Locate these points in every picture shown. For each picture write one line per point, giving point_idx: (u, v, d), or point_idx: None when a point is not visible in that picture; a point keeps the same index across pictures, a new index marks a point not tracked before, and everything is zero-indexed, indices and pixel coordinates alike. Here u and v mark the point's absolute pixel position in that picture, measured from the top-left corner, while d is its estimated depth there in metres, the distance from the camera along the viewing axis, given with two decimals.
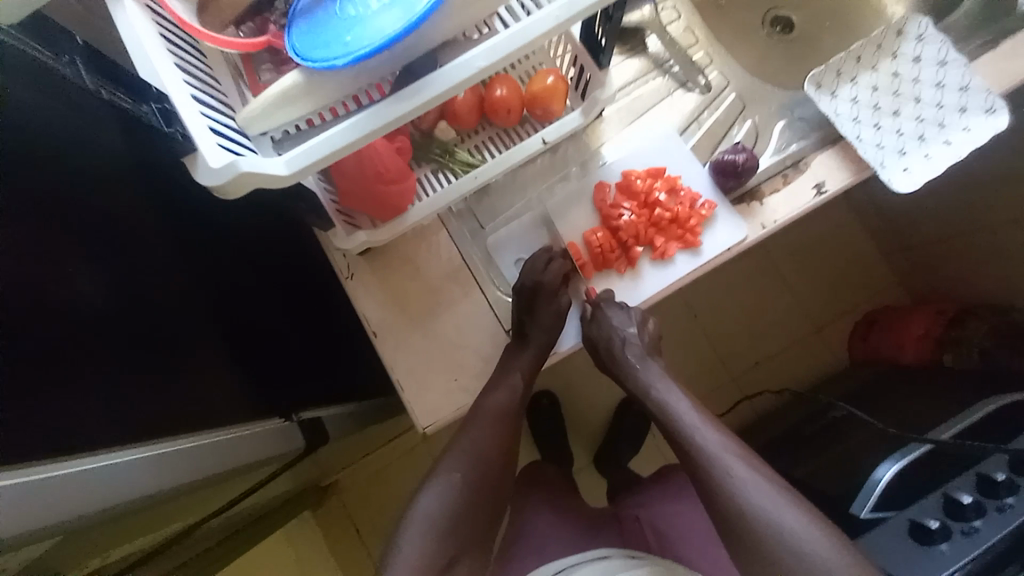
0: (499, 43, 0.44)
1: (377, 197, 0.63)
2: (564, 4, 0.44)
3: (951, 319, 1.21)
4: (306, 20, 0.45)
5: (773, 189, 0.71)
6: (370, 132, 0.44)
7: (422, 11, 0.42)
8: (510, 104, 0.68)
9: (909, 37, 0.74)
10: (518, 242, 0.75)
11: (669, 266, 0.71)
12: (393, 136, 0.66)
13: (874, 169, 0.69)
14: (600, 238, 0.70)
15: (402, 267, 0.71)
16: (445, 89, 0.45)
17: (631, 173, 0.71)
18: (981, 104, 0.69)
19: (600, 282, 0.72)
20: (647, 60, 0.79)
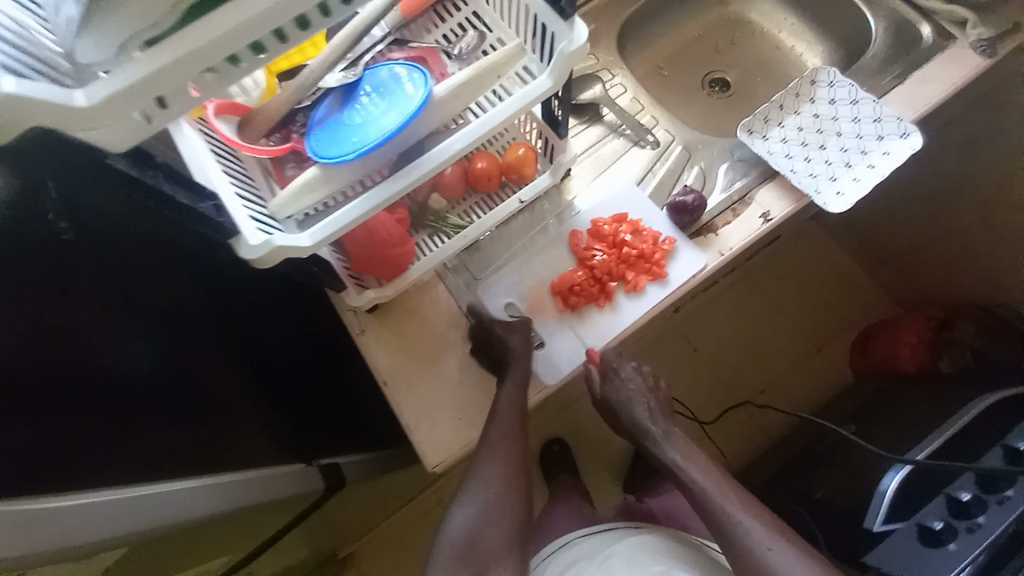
0: (472, 129, 0.56)
1: (381, 259, 0.74)
2: (519, 97, 0.56)
3: (940, 323, 1.29)
4: (321, 129, 0.58)
5: (725, 221, 0.81)
6: (373, 206, 0.55)
7: (408, 114, 0.54)
8: (490, 173, 0.81)
9: (822, 83, 0.86)
10: (506, 287, 0.83)
11: (641, 297, 0.79)
12: (394, 208, 0.77)
13: (811, 196, 0.80)
14: (576, 279, 0.79)
15: (407, 320, 0.81)
16: (432, 168, 0.56)
17: (599, 220, 0.82)
18: (894, 131, 0.81)
19: (582, 317, 0.80)
20: (604, 126, 0.92)
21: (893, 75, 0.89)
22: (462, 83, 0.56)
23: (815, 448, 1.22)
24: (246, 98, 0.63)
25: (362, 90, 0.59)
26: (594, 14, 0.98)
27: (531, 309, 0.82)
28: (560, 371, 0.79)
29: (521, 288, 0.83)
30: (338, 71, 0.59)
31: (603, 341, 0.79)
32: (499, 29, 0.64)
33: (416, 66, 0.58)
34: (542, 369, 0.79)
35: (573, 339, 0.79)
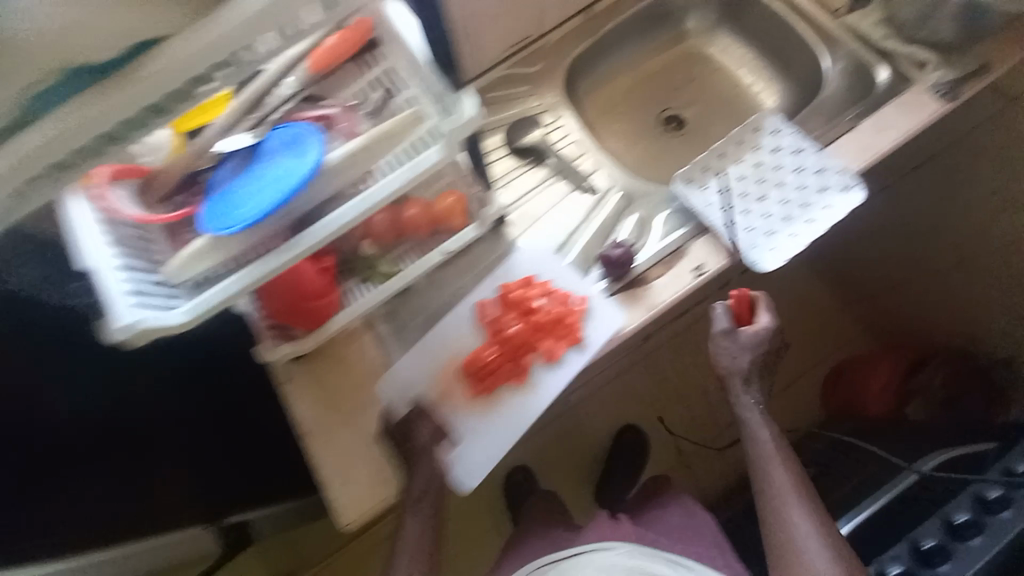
0: (360, 203, 0.59)
1: (301, 311, 0.74)
2: (409, 169, 0.59)
3: (910, 366, 1.31)
4: (215, 197, 0.57)
5: (659, 274, 0.80)
6: (257, 279, 0.58)
7: (287, 188, 0.54)
8: (419, 222, 0.80)
9: (766, 131, 0.84)
10: (414, 378, 0.80)
11: (558, 366, 0.79)
12: (318, 259, 0.77)
13: (744, 252, 0.77)
14: (484, 364, 0.79)
15: (332, 369, 0.81)
16: (321, 238, 0.59)
17: (507, 286, 0.81)
18: (837, 184, 0.78)
19: (503, 394, 0.79)
20: (550, 168, 0.91)
21: (846, 122, 0.85)
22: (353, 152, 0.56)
23: None
24: (153, 158, 0.59)
25: (260, 157, 0.59)
26: (541, 55, 0.96)
27: (440, 403, 0.80)
28: (477, 468, 0.78)
29: (429, 381, 0.80)
30: (236, 133, 0.60)
31: (527, 418, 0.78)
32: (410, 88, 0.61)
33: (314, 129, 0.59)
34: (456, 474, 0.78)
35: (497, 417, 0.79)
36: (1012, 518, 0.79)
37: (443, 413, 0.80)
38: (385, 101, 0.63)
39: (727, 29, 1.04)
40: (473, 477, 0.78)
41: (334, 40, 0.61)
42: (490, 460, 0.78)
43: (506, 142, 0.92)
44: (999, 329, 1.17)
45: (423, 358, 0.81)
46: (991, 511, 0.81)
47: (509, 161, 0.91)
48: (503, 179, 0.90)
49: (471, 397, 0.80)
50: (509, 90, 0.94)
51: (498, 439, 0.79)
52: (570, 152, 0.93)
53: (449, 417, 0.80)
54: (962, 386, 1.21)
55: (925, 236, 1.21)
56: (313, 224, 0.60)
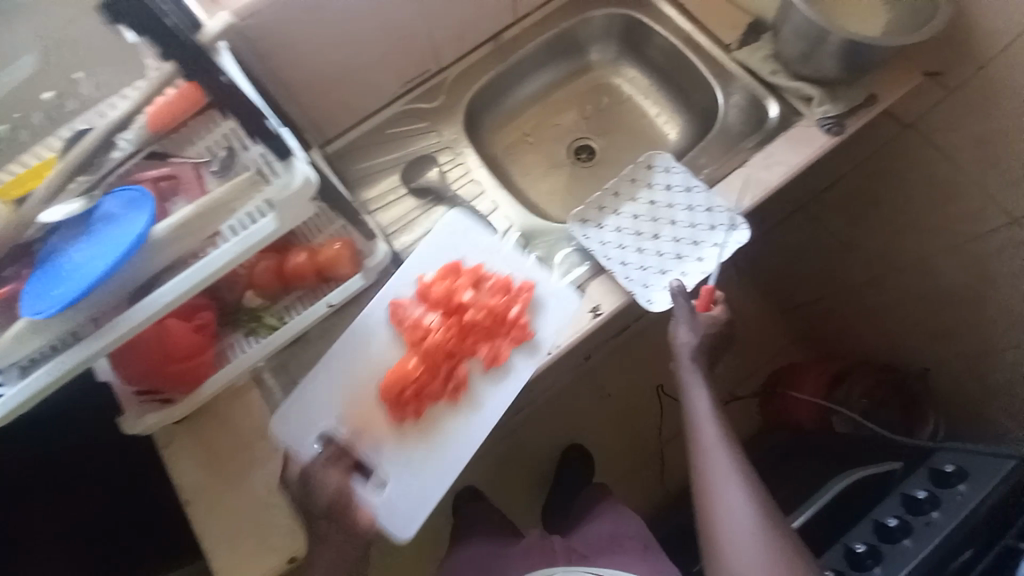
0: (193, 273, 0.56)
1: (170, 375, 0.70)
2: (236, 245, 0.55)
3: (835, 376, 1.27)
4: (37, 276, 0.54)
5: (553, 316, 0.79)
6: (87, 358, 0.56)
7: (98, 272, 0.51)
8: (303, 272, 0.75)
9: (658, 169, 0.84)
10: (329, 411, 0.77)
11: (496, 379, 0.78)
12: (194, 314, 0.72)
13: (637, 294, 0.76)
14: (411, 386, 0.76)
15: (216, 429, 0.75)
16: (154, 311, 0.56)
17: (428, 281, 0.79)
18: (724, 222, 0.79)
19: (457, 389, 0.77)
20: (448, 207, 0.89)
21: (739, 157, 0.86)
22: (181, 223, 0.54)
23: None
24: None
25: (89, 227, 0.55)
26: (440, 89, 0.94)
27: (360, 438, 0.77)
28: (412, 512, 0.75)
29: (346, 417, 0.77)
30: (62, 202, 0.56)
31: (494, 412, 0.77)
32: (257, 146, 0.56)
33: (144, 192, 0.55)
34: (390, 523, 0.75)
35: (458, 414, 0.77)
36: (913, 546, 0.77)
37: (368, 452, 0.76)
38: (231, 158, 0.58)
39: (630, 60, 1.04)
40: (409, 524, 0.75)
41: (170, 94, 0.57)
42: (428, 499, 0.75)
43: (403, 183, 0.89)
44: (910, 345, 1.20)
45: (314, 415, 0.77)
46: (894, 539, 0.79)
47: (407, 202, 0.88)
48: (399, 224, 0.88)
49: (396, 431, 0.77)
50: (408, 126, 0.92)
51: (462, 435, 0.77)
52: (467, 193, 0.91)
53: (374, 455, 0.76)
54: (886, 394, 1.18)
55: (837, 255, 1.24)
56: (145, 298, 0.57)
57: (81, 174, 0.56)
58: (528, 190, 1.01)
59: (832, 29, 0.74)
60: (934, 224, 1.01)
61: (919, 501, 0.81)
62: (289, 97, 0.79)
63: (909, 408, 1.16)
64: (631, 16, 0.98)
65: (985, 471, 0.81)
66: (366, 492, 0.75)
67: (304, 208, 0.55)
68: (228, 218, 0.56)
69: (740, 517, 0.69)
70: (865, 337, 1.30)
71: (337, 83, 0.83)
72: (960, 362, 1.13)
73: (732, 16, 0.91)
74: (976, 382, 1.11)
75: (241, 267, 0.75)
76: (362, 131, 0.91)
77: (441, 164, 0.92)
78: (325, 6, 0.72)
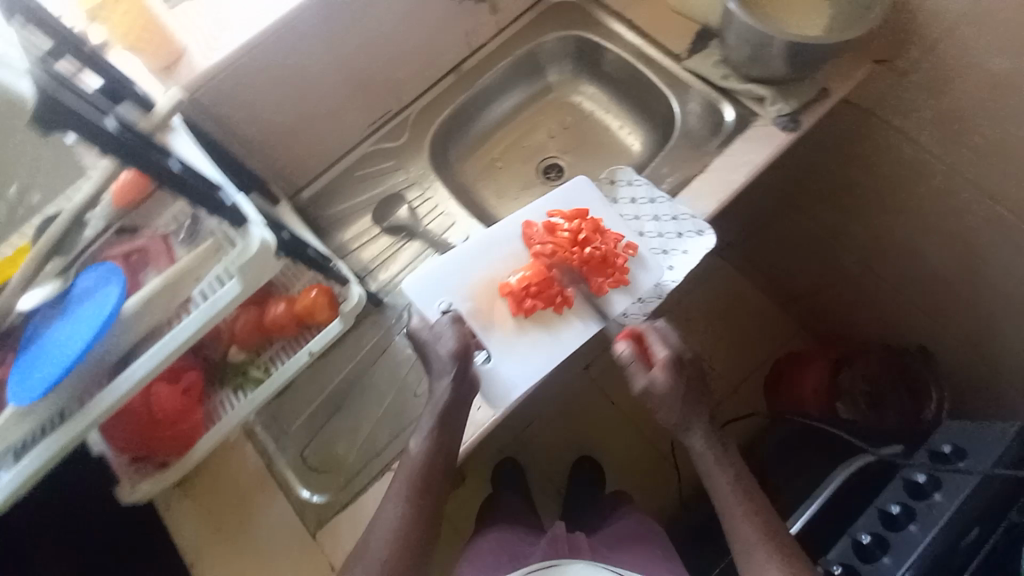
0: (166, 344, 0.57)
1: (161, 440, 0.70)
2: (201, 313, 0.57)
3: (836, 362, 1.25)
4: (20, 360, 0.55)
5: (541, 337, 0.77)
6: (70, 439, 0.56)
7: (74, 353, 0.52)
8: (282, 321, 0.77)
9: (622, 183, 0.89)
10: (458, 294, 0.78)
11: (597, 304, 0.79)
12: (181, 376, 0.73)
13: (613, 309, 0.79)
14: (525, 279, 0.77)
15: (215, 487, 0.76)
16: (131, 386, 0.57)
17: (557, 216, 0.81)
18: (692, 229, 0.81)
19: (540, 322, 0.78)
20: (422, 242, 0.91)
21: (701, 162, 0.87)
22: (149, 298, 0.56)
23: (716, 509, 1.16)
24: None
25: (63, 309, 0.56)
26: (403, 127, 0.96)
27: (473, 318, 0.77)
28: (510, 388, 0.74)
29: (473, 297, 0.78)
30: (38, 286, 0.57)
31: (562, 352, 0.76)
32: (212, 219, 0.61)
33: (114, 267, 0.56)
34: (489, 393, 0.74)
35: (544, 354, 0.76)
36: (919, 531, 0.75)
37: (481, 329, 0.77)
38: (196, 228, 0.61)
39: (587, 77, 1.06)
40: (507, 396, 0.74)
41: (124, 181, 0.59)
42: (529, 379, 0.75)
43: (376, 224, 0.93)
44: (902, 323, 1.20)
45: (307, 458, 0.80)
46: (899, 526, 0.77)
47: (382, 241, 0.92)
48: (376, 265, 0.91)
49: (505, 318, 0.78)
50: (376, 166, 0.94)
51: (532, 365, 0.75)
52: (438, 226, 0.91)
53: (485, 333, 0.77)
54: (888, 377, 1.18)
55: (817, 242, 1.25)
56: (124, 372, 0.58)
57: (54, 257, 0.58)
58: (502, 213, 1.03)
59: (772, 33, 0.76)
60: (904, 205, 1.02)
61: (920, 484, 0.80)
62: (253, 154, 0.81)
63: (913, 390, 1.16)
64: (581, 36, 1.00)
65: (986, 446, 0.79)
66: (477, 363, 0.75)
67: (263, 270, 0.55)
68: (198, 283, 0.58)
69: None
70: (855, 320, 1.30)
71: (299, 133, 0.84)
72: (954, 335, 1.12)
73: (678, 26, 0.95)
74: (973, 354, 1.11)
75: (223, 322, 0.78)
76: (331, 176, 0.93)
77: (411, 200, 0.93)
78: (276, 65, 0.74)
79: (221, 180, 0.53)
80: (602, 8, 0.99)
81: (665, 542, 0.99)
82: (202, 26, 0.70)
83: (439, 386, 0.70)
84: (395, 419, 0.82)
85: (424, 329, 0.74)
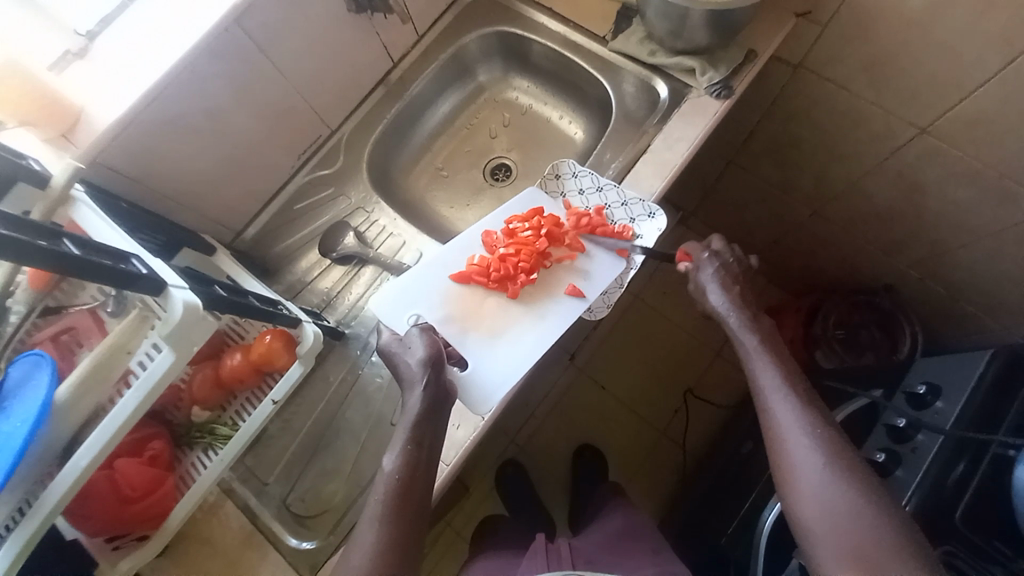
0: (111, 422, 0.54)
1: (132, 519, 0.65)
2: (140, 387, 0.54)
3: (809, 311, 1.27)
4: None
5: (485, 353, 0.75)
6: (26, 539, 0.52)
7: (13, 450, 0.49)
8: (240, 373, 0.75)
9: (567, 176, 0.85)
10: (428, 306, 0.78)
11: (561, 302, 0.79)
12: (145, 448, 0.69)
13: (549, 315, 0.78)
14: (494, 277, 0.77)
15: (198, 554, 0.72)
16: (76, 475, 0.53)
17: (513, 219, 0.82)
18: (642, 212, 0.81)
19: (509, 325, 0.77)
20: (375, 266, 0.89)
21: (643, 142, 0.86)
22: (84, 379, 0.53)
23: (716, 473, 1.16)
24: None
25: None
26: (338, 152, 0.94)
27: (445, 331, 0.77)
28: (490, 393, 0.72)
29: (442, 309, 0.78)
30: None
31: (540, 352, 0.76)
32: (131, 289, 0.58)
33: (42, 352, 0.54)
34: (471, 401, 0.72)
35: (519, 357, 0.75)
36: (906, 475, 0.76)
37: (455, 337, 0.76)
38: (121, 296, 0.58)
39: (519, 73, 1.04)
40: (489, 401, 0.72)
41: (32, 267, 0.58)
42: (510, 379, 0.74)
43: (325, 256, 0.90)
44: (867, 266, 1.22)
45: (291, 505, 0.79)
46: (887, 472, 0.78)
47: (335, 272, 0.90)
48: (332, 298, 0.89)
49: (476, 323, 0.77)
50: (317, 196, 0.92)
51: (515, 363, 0.75)
52: (390, 247, 0.90)
53: (458, 340, 0.76)
54: (866, 317, 1.20)
55: (774, 199, 1.25)
56: (70, 461, 0.54)
57: None
58: (456, 222, 1.01)
59: (687, 4, 0.75)
60: (848, 151, 1.02)
61: (902, 428, 0.81)
62: (180, 206, 0.78)
63: (887, 327, 1.18)
64: (504, 31, 0.98)
65: (958, 379, 0.80)
66: (452, 371, 0.74)
67: (205, 328, 0.55)
68: (137, 352, 0.56)
69: (809, 459, 0.60)
70: (822, 268, 1.32)
71: (227, 175, 0.82)
72: (917, 271, 1.14)
73: (599, 9, 0.94)
74: (938, 285, 1.12)
75: (183, 384, 0.75)
76: (272, 213, 0.90)
77: (357, 226, 0.92)
78: (184, 110, 0.71)
79: (130, 249, 0.53)
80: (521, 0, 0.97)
81: (657, 538, 1.00)
82: (99, 84, 0.67)
83: (411, 397, 0.66)
84: (376, 451, 0.80)
85: (394, 345, 0.72)
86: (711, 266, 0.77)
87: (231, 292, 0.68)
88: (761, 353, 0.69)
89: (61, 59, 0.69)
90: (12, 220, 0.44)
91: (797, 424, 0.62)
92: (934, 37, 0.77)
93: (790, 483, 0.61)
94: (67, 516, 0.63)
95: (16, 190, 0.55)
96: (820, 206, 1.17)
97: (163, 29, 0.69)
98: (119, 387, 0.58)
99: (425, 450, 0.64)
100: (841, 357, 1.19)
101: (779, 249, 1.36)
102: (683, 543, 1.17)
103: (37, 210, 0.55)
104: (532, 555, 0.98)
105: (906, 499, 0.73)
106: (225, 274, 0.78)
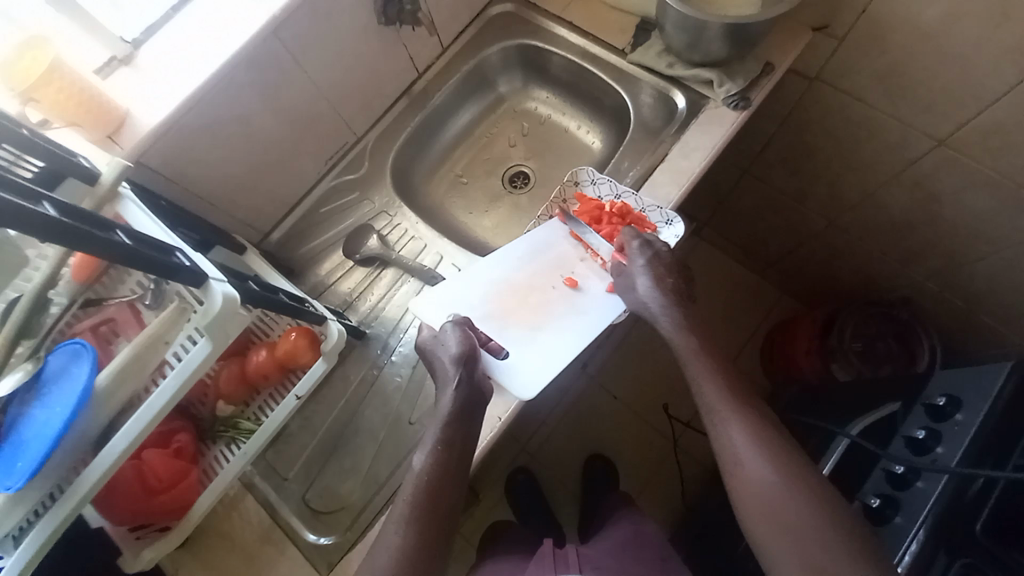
0: (146, 409, 0.55)
1: (157, 509, 0.66)
2: (177, 374, 0.56)
3: (825, 323, 1.26)
4: (8, 445, 0.53)
5: (522, 348, 0.77)
6: (61, 520, 0.54)
7: (54, 433, 0.51)
8: (266, 368, 0.77)
9: (586, 183, 0.87)
10: (469, 303, 0.80)
11: (596, 302, 0.80)
12: (171, 439, 0.70)
13: (584, 315, 0.79)
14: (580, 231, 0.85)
15: (218, 549, 0.73)
16: (113, 461, 0.55)
17: (595, 200, 0.86)
18: (661, 220, 0.82)
19: (546, 321, 0.79)
20: (397, 268, 0.91)
21: (660, 151, 0.88)
22: (123, 367, 0.56)
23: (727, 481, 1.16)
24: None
25: (42, 392, 0.55)
26: (363, 158, 0.97)
27: (488, 324, 0.79)
28: (523, 387, 0.73)
29: (483, 305, 0.80)
30: (11, 374, 0.57)
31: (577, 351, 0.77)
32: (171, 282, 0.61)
33: (83, 342, 0.55)
34: (508, 389, 0.74)
35: (557, 351, 0.77)
36: (926, 486, 0.75)
37: (496, 331, 0.78)
38: (160, 290, 0.61)
39: (538, 84, 1.07)
40: (525, 392, 0.73)
41: (76, 257, 0.60)
42: (545, 376, 0.74)
43: (348, 257, 0.93)
44: (883, 278, 1.22)
45: (310, 502, 0.80)
46: (908, 484, 0.78)
47: (357, 274, 0.92)
48: (353, 299, 0.91)
49: (515, 318, 0.79)
50: (341, 200, 0.95)
51: (552, 359, 0.76)
52: (411, 249, 0.93)
53: (498, 334, 0.78)
54: (878, 328, 1.19)
55: (790, 211, 1.26)
56: (108, 446, 0.56)
57: (25, 341, 0.58)
58: (474, 228, 1.03)
59: (706, 18, 0.77)
60: (864, 162, 1.03)
61: (922, 440, 0.80)
62: (213, 205, 0.81)
63: (902, 339, 1.17)
64: (525, 44, 1.01)
65: (977, 392, 0.79)
66: (491, 360, 0.75)
67: (238, 321, 0.57)
68: (173, 343, 0.58)
69: (755, 467, 0.63)
70: (837, 280, 1.32)
71: (258, 178, 0.85)
72: (933, 282, 1.13)
73: (618, 22, 0.96)
74: (957, 299, 1.12)
75: (209, 379, 0.77)
76: (298, 216, 0.93)
77: (380, 230, 0.94)
78: (221, 114, 0.75)
79: (173, 242, 0.56)
80: (542, 14, 1.00)
81: (663, 546, 0.99)
82: (144, 88, 0.71)
83: (444, 394, 0.69)
84: (394, 450, 0.81)
85: (430, 341, 0.74)
86: (642, 258, 0.77)
87: (262, 288, 0.70)
88: (698, 359, 0.71)
89: (107, 65, 0.72)
90: (75, 209, 0.47)
91: (739, 432, 0.65)
92: (955, 52, 0.78)
93: (740, 483, 0.64)
94: (95, 503, 0.65)
95: (67, 184, 0.58)
96: (835, 216, 1.18)
97: (204, 38, 0.73)
98: (154, 376, 0.60)
99: (447, 446, 0.66)
100: (857, 371, 1.19)
101: (794, 259, 1.37)
102: (696, 554, 1.15)
103: (85, 204, 0.57)
104: (540, 559, 0.98)
105: (925, 512, 0.72)
106: (254, 272, 0.80)
